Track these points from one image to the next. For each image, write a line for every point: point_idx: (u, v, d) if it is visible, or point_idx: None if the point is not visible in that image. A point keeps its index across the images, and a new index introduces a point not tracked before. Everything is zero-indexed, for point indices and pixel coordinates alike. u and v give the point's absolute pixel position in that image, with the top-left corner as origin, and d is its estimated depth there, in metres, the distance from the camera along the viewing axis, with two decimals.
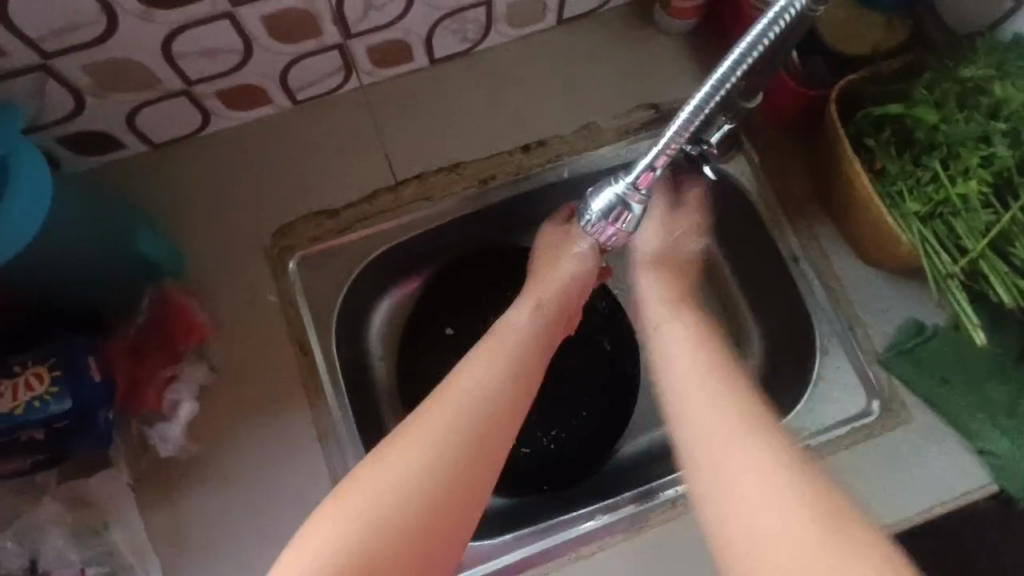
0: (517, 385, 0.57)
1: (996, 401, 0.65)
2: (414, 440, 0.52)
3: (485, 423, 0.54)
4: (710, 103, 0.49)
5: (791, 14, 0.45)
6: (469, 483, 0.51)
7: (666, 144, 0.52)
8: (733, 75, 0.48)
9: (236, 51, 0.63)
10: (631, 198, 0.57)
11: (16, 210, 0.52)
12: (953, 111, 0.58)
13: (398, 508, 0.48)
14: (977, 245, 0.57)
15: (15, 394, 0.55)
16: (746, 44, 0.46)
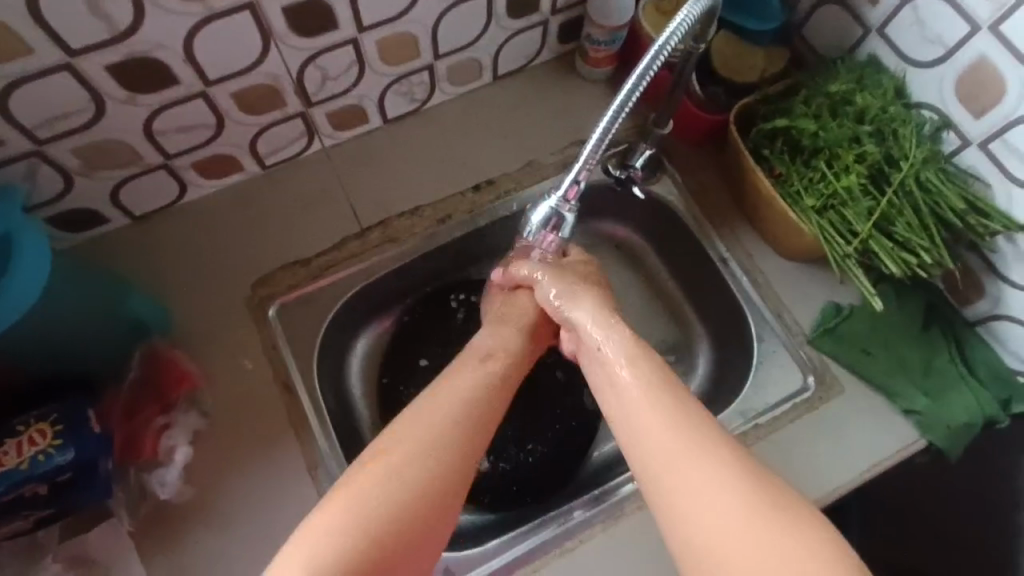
0: (494, 389, 0.61)
1: (911, 365, 0.75)
2: (411, 444, 0.54)
3: (468, 427, 0.57)
4: (617, 121, 0.59)
5: (667, 51, 0.57)
6: (455, 470, 0.55)
7: (584, 161, 0.61)
8: (631, 99, 0.57)
9: (211, 125, 0.72)
10: (562, 209, 0.65)
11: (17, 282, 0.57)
12: (828, 120, 0.71)
13: (386, 517, 0.51)
14: (864, 227, 0.69)
15: (20, 450, 0.59)
16: (636, 76, 0.57)
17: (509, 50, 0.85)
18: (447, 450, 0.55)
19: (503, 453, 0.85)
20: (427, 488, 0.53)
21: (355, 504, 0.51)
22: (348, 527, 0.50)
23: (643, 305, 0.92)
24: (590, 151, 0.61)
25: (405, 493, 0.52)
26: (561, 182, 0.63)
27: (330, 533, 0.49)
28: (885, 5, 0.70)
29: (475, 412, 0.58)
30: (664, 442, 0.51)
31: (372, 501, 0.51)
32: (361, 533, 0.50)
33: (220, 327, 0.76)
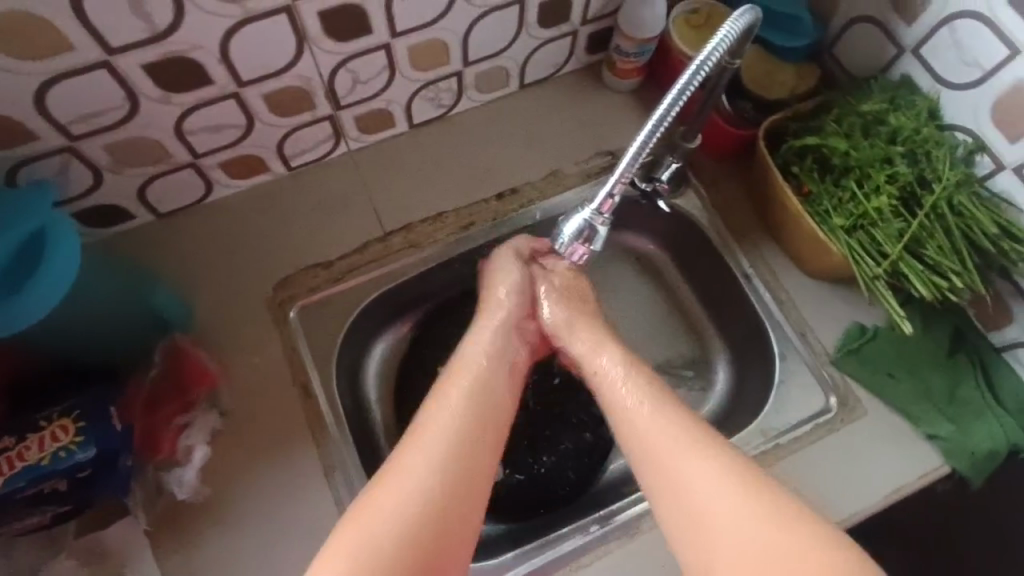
0: (490, 392, 0.65)
1: (936, 390, 0.74)
2: (439, 419, 0.62)
3: (484, 403, 0.64)
4: (656, 136, 0.57)
5: (707, 67, 0.56)
6: (469, 476, 0.59)
7: (619, 174, 0.59)
8: (671, 113, 0.56)
9: (240, 126, 0.72)
10: (595, 222, 0.64)
11: (57, 261, 0.58)
12: (860, 140, 0.71)
13: (438, 483, 0.58)
14: (895, 249, 0.68)
15: (41, 445, 0.59)
16: (676, 90, 0.56)
17: (538, 59, 0.85)
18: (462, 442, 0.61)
19: (518, 463, 0.84)
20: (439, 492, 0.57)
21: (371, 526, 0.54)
22: (405, 504, 0.56)
23: (662, 319, 0.91)
24: (628, 164, 0.59)
25: (447, 464, 0.59)
26: (597, 195, 0.61)
27: (383, 519, 0.55)
28: (921, 25, 0.70)
29: (476, 415, 0.63)
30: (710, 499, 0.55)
31: (423, 482, 0.57)
32: (419, 512, 0.56)
33: (242, 327, 0.76)
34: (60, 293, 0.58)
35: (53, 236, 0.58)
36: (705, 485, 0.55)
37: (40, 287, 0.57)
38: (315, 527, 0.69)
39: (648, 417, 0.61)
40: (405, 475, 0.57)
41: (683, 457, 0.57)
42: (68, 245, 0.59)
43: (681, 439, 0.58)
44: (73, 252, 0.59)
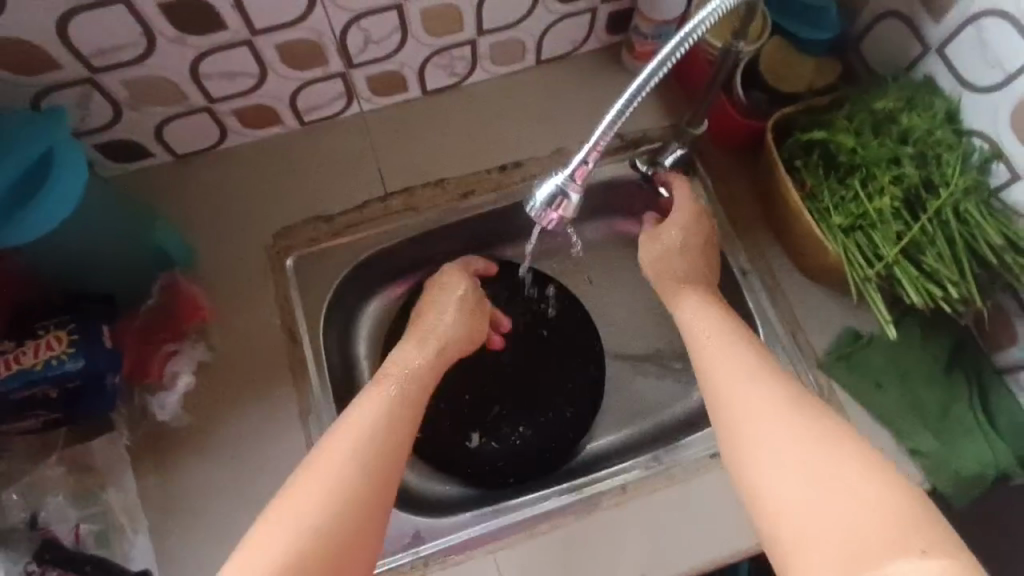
0: (415, 400, 0.67)
1: (927, 404, 0.72)
2: (366, 411, 0.63)
3: (399, 413, 0.65)
4: (633, 106, 0.55)
5: (691, 42, 0.54)
6: (392, 461, 0.61)
7: (595, 142, 0.57)
8: (649, 84, 0.54)
9: (254, 75, 0.74)
10: (570, 188, 0.60)
11: (64, 168, 0.62)
12: (868, 137, 0.68)
13: (368, 475, 0.59)
14: (891, 252, 0.66)
15: (37, 352, 0.63)
16: (655, 62, 0.54)
17: (556, 34, 0.85)
18: (387, 441, 0.62)
19: (495, 432, 0.85)
20: (359, 487, 0.58)
21: (307, 515, 0.55)
22: (295, 530, 0.54)
23: (654, 309, 0.92)
24: (603, 131, 0.56)
25: (364, 463, 0.59)
26: (570, 161, 0.59)
27: (270, 545, 0.53)
28: (949, 21, 0.66)
29: (395, 417, 0.64)
30: (791, 472, 0.53)
31: (328, 497, 0.56)
32: (346, 494, 0.57)
33: (241, 269, 0.79)
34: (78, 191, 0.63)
35: (60, 159, 0.62)
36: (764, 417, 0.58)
37: (28, 217, 0.61)
38: (286, 463, 0.72)
39: (731, 380, 0.62)
40: (300, 502, 0.56)
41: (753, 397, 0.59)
42: (75, 158, 0.62)
43: (762, 406, 0.58)
44: (80, 159, 0.63)
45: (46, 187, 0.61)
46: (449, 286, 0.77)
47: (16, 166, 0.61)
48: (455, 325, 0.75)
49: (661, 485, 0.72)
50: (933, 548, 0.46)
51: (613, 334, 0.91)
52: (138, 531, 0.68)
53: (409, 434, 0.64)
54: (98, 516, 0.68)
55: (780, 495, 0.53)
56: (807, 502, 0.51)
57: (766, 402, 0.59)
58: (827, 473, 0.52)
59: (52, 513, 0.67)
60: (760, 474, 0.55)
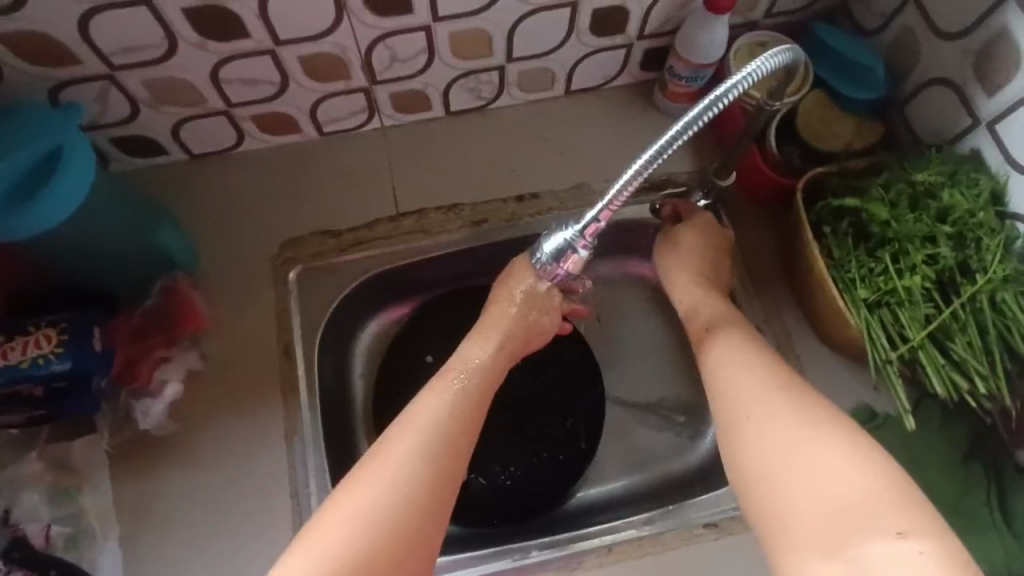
0: (477, 400, 0.63)
1: (940, 496, 0.68)
2: (427, 413, 0.60)
3: (459, 413, 0.61)
4: (652, 168, 0.52)
5: (721, 106, 0.51)
6: (451, 462, 0.58)
7: (611, 198, 0.54)
8: (671, 147, 0.51)
9: (275, 84, 0.73)
10: (578, 244, 0.58)
11: (73, 164, 0.60)
12: (904, 210, 0.64)
13: (426, 479, 0.56)
14: (917, 335, 0.62)
15: (25, 349, 0.62)
16: (681, 124, 0.51)
17: (587, 66, 0.83)
18: (445, 443, 0.59)
19: (484, 469, 0.83)
20: (417, 493, 0.55)
21: (360, 519, 0.53)
22: (350, 531, 0.52)
23: (663, 356, 0.89)
24: (619, 188, 0.53)
25: (422, 465, 0.57)
26: (581, 218, 0.56)
27: (329, 541, 0.52)
28: (1006, 95, 0.63)
29: (456, 419, 0.60)
30: (779, 450, 0.54)
31: (380, 498, 0.54)
32: (401, 499, 0.55)
33: (242, 276, 0.77)
34: (85, 191, 0.61)
35: (66, 165, 0.59)
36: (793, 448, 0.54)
37: (20, 221, 0.58)
38: (264, 484, 0.70)
39: (759, 413, 0.57)
40: (356, 503, 0.54)
41: (780, 425, 0.55)
42: (84, 152, 0.60)
43: (789, 434, 0.55)
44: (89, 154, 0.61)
45: (42, 195, 0.59)
46: (514, 283, 0.69)
47: (19, 166, 0.58)
48: (518, 329, 0.69)
49: (648, 550, 0.69)
50: (913, 531, 0.47)
51: (616, 378, 0.88)
52: (109, 539, 0.67)
53: (469, 438, 0.61)
54: (70, 518, 0.66)
55: (767, 473, 0.54)
56: (795, 479, 0.52)
57: (795, 430, 0.55)
58: (817, 453, 0.53)
59: (25, 511, 0.65)
60: (751, 449, 0.56)
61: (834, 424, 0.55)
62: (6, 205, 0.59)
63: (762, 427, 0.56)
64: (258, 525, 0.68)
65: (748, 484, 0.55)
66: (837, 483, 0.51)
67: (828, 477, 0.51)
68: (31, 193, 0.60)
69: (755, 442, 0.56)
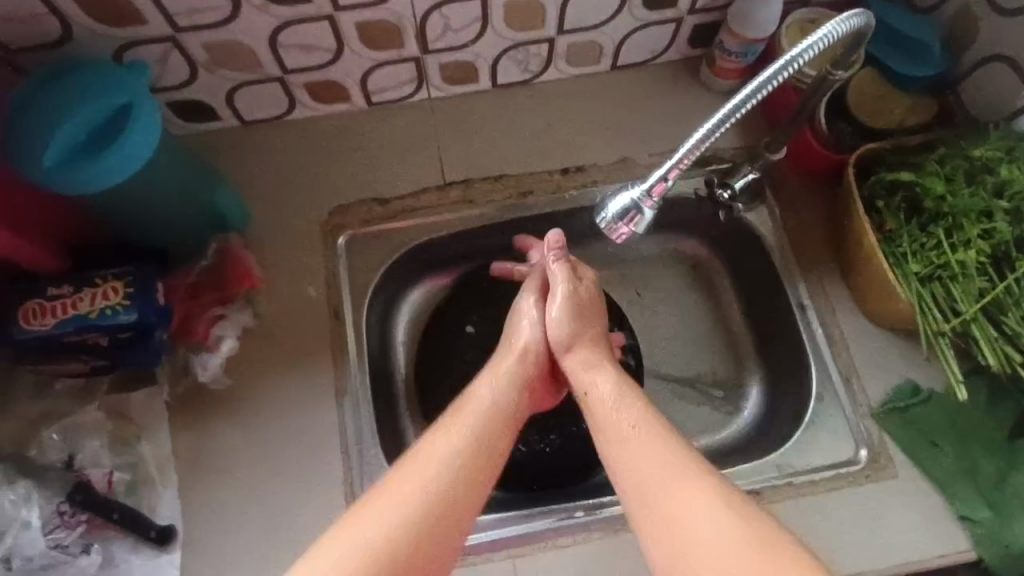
0: (495, 438, 0.60)
1: (984, 473, 0.68)
2: (440, 450, 0.57)
3: (478, 453, 0.58)
4: (721, 130, 0.54)
5: (795, 67, 0.53)
6: (462, 503, 0.55)
7: (679, 158, 0.56)
8: (744, 106, 0.53)
9: (330, 51, 0.74)
10: (645, 203, 0.59)
11: (142, 117, 0.61)
12: (960, 185, 0.64)
13: (433, 517, 0.53)
14: (970, 308, 0.62)
15: (93, 300, 0.63)
16: (754, 85, 0.53)
17: (635, 41, 0.83)
18: (458, 484, 0.55)
19: (524, 436, 0.84)
20: (422, 532, 0.52)
21: (358, 552, 0.50)
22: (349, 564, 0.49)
23: (701, 332, 0.90)
24: (690, 148, 0.55)
25: (433, 505, 0.53)
26: (651, 176, 0.57)
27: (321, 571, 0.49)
28: None
29: (472, 457, 0.58)
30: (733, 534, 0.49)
31: (386, 531, 0.51)
32: (406, 537, 0.51)
33: (293, 240, 0.79)
34: (151, 146, 0.62)
35: (131, 128, 0.60)
36: (694, 507, 0.52)
37: (87, 174, 0.59)
38: (314, 440, 0.71)
39: (651, 466, 0.56)
40: (356, 533, 0.51)
41: (669, 478, 0.54)
42: (151, 107, 0.61)
43: (679, 486, 0.54)
44: (157, 109, 0.62)
45: (111, 148, 0.60)
46: (526, 311, 0.73)
47: (90, 119, 0.60)
48: (525, 364, 0.68)
49: None
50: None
51: (653, 353, 0.89)
52: (167, 487, 0.69)
53: (486, 479, 0.57)
54: (130, 465, 0.69)
55: (704, 554, 0.49)
56: (688, 527, 0.51)
57: (688, 484, 0.54)
58: (694, 507, 0.52)
59: (87, 457, 0.68)
60: (691, 528, 0.51)
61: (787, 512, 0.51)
62: (75, 158, 0.60)
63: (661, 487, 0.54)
64: (309, 479, 0.70)
65: (679, 565, 0.50)
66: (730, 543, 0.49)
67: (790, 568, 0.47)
68: (99, 147, 0.61)
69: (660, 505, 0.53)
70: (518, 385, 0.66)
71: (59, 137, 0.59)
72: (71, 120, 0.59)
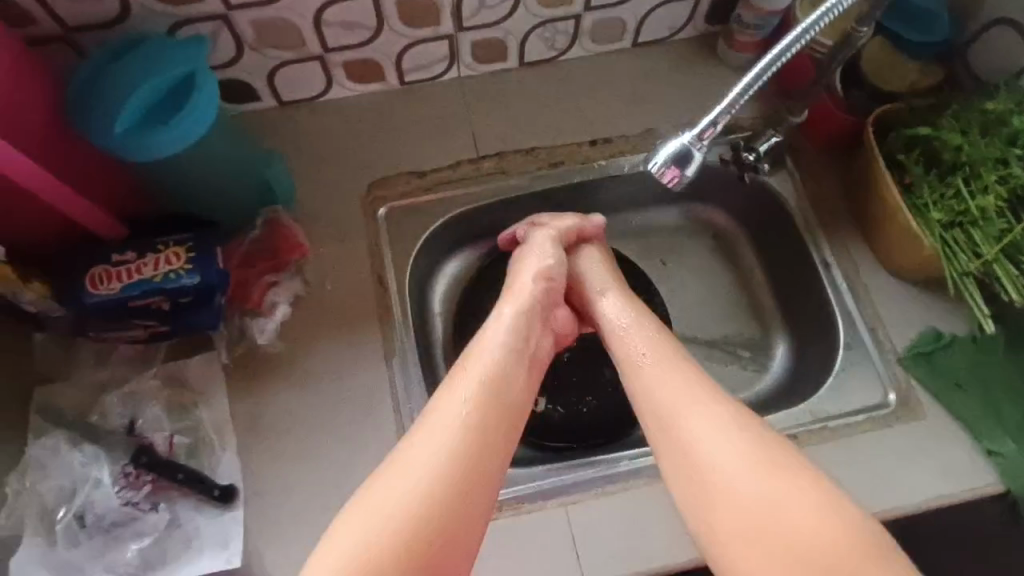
0: (511, 375, 0.63)
1: (1008, 410, 0.72)
2: (458, 392, 0.60)
3: (496, 389, 0.61)
4: (766, 75, 0.59)
5: (837, 11, 0.57)
6: (485, 440, 0.57)
7: (730, 103, 0.60)
8: (790, 50, 0.58)
9: (370, 28, 0.78)
10: (694, 147, 0.64)
11: (203, 91, 0.64)
12: (976, 137, 0.68)
13: (455, 454, 0.56)
14: (991, 250, 0.66)
15: (156, 265, 0.67)
16: (798, 31, 0.58)
17: (656, 17, 0.87)
18: (479, 423, 0.58)
19: (560, 399, 0.87)
20: (448, 473, 0.55)
21: (389, 506, 0.53)
22: (381, 516, 0.52)
23: (726, 296, 0.93)
24: (738, 94, 0.60)
25: (456, 445, 0.56)
26: (700, 120, 0.62)
27: (359, 523, 0.52)
28: None
29: (488, 395, 0.60)
30: (738, 455, 0.55)
31: (413, 479, 0.54)
32: (432, 480, 0.54)
33: (336, 213, 0.81)
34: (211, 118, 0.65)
35: (195, 100, 0.64)
36: (711, 428, 0.57)
37: (152, 143, 0.63)
38: (367, 401, 0.74)
39: (673, 391, 0.61)
40: (386, 485, 0.54)
41: (694, 406, 0.59)
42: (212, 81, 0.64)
43: (694, 407, 0.59)
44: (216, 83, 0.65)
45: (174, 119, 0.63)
46: (534, 260, 0.75)
47: (154, 91, 0.63)
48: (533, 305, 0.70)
49: None
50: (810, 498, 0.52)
51: (681, 318, 0.92)
52: (226, 450, 0.71)
53: (505, 415, 0.60)
54: (190, 429, 0.70)
55: (714, 472, 0.55)
56: (709, 444, 0.57)
57: (709, 410, 0.59)
58: (711, 433, 0.57)
59: (148, 421, 0.70)
60: (698, 445, 0.57)
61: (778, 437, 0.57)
62: (140, 128, 0.63)
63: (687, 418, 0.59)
64: (364, 438, 0.72)
65: (690, 478, 0.56)
66: (740, 461, 0.55)
67: (784, 482, 0.53)
68: (165, 119, 0.65)
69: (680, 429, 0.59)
70: (526, 319, 0.68)
71: (128, 110, 0.62)
72: (137, 92, 0.62)
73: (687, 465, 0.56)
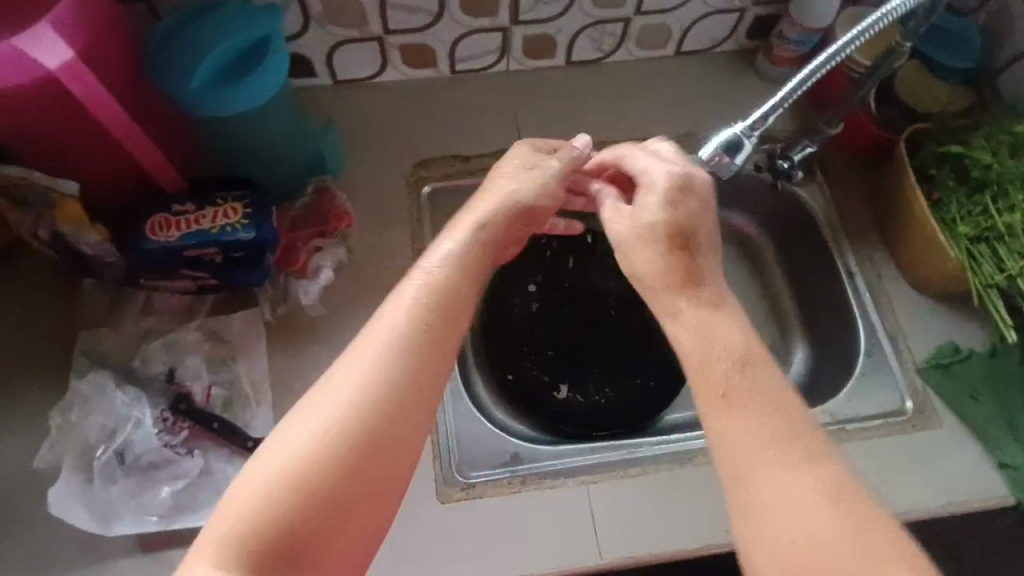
0: (461, 285, 0.54)
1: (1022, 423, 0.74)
2: (400, 304, 0.51)
3: (443, 300, 0.53)
4: (824, 69, 0.65)
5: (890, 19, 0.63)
6: (427, 360, 0.49)
7: (783, 97, 0.66)
8: (848, 47, 0.64)
9: (431, 14, 0.81)
10: (745, 137, 0.68)
11: (274, 59, 0.67)
12: (1005, 157, 0.73)
13: (395, 376, 0.47)
14: (1016, 264, 0.70)
15: (214, 219, 0.69)
16: (857, 30, 0.64)
17: (700, 28, 0.91)
18: (423, 339, 0.50)
19: (582, 387, 0.88)
20: (384, 402, 0.46)
21: (312, 441, 0.44)
22: (301, 453, 0.43)
23: (748, 301, 0.95)
24: (793, 87, 0.65)
25: (395, 368, 0.47)
26: (754, 111, 0.67)
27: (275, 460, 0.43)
28: None
29: (435, 305, 0.52)
30: (814, 514, 0.43)
31: (343, 410, 0.45)
32: (365, 409, 0.45)
33: (381, 187, 0.84)
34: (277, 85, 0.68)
35: (267, 66, 0.67)
36: (785, 469, 0.45)
37: (221, 100, 0.66)
38: None
39: (746, 411, 0.47)
40: (314, 410, 0.45)
41: (769, 435, 0.46)
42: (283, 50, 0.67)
43: (766, 437, 0.46)
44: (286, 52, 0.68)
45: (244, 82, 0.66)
46: (508, 164, 0.67)
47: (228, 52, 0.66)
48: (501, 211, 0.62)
49: None
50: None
51: None
52: (260, 404, 0.72)
53: (454, 329, 0.52)
54: (227, 381, 0.72)
55: (779, 525, 0.43)
56: (779, 492, 0.44)
57: (783, 445, 0.46)
58: (788, 478, 0.44)
59: (188, 371, 0.72)
60: (767, 497, 0.44)
61: (893, 526, 0.43)
62: (211, 85, 0.66)
63: (755, 450, 0.46)
64: None
65: (751, 526, 0.44)
66: (812, 514, 0.43)
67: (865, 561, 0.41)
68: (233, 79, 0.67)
69: (747, 465, 0.45)
70: (489, 227, 0.60)
71: (204, 67, 0.65)
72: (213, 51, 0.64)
73: (753, 521, 0.44)
